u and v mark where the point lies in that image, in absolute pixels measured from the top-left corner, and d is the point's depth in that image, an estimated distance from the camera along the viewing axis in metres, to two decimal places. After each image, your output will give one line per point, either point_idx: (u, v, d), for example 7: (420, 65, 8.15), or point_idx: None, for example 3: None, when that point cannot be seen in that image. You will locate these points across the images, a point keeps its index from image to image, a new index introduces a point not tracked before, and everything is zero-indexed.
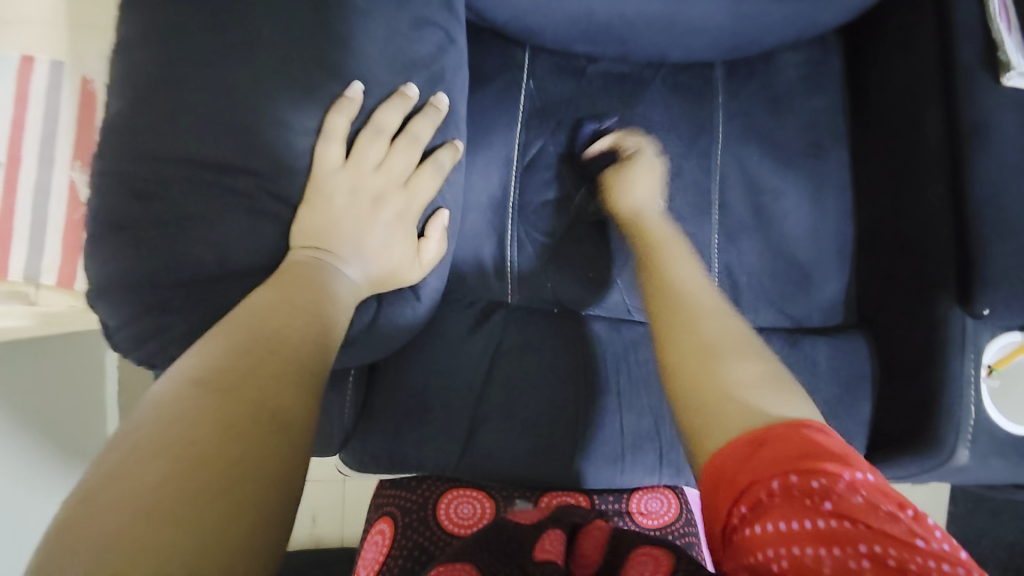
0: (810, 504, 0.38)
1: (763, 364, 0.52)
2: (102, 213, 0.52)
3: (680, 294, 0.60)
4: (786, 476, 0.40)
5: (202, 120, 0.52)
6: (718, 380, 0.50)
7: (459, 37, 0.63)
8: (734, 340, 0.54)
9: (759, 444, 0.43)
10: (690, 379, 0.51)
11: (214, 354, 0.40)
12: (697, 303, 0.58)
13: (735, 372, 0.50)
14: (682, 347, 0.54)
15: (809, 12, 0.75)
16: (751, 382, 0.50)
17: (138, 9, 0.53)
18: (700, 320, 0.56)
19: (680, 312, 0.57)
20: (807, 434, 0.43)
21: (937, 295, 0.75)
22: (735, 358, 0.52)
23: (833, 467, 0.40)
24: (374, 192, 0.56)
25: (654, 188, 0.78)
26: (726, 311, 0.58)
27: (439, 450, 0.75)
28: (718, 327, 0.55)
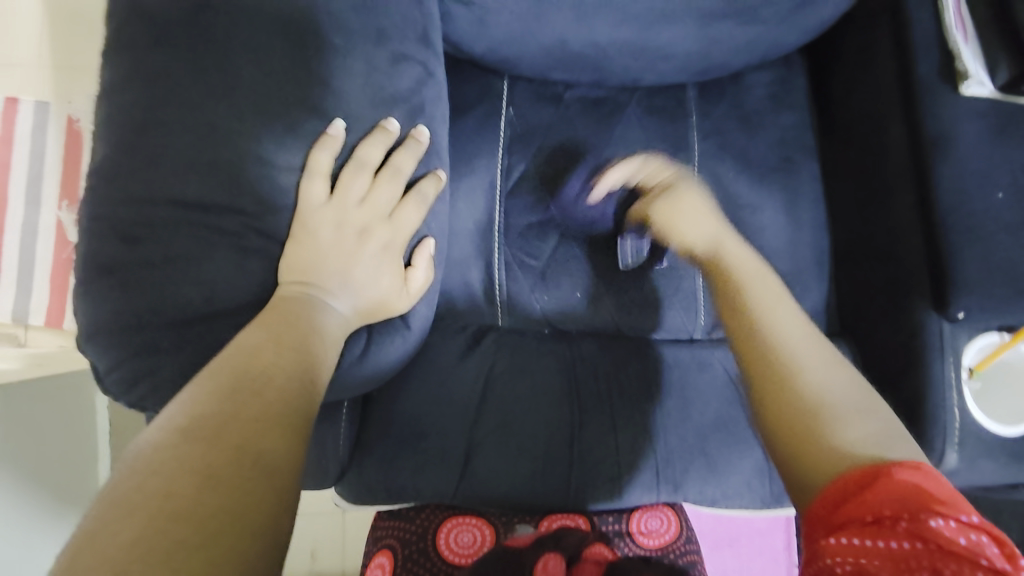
0: (895, 524, 0.41)
1: (872, 405, 0.51)
2: (89, 257, 0.53)
3: (774, 334, 0.56)
4: (884, 512, 0.42)
5: (187, 163, 0.52)
6: (831, 438, 0.48)
7: (437, 70, 0.65)
8: (840, 388, 0.52)
9: (863, 485, 0.44)
10: (808, 439, 0.49)
11: (196, 400, 0.41)
12: (797, 345, 0.55)
13: (853, 428, 0.49)
14: (793, 402, 0.51)
15: (773, 34, 0.79)
16: (873, 436, 0.48)
17: (121, 56, 0.54)
18: (803, 368, 0.53)
19: (779, 356, 0.54)
20: (917, 473, 0.44)
21: (914, 300, 0.77)
22: (846, 409, 0.50)
23: (939, 502, 0.42)
24: (359, 225, 0.57)
25: (703, 213, 0.69)
26: (822, 349, 0.55)
27: (435, 479, 0.74)
28: (819, 373, 0.53)
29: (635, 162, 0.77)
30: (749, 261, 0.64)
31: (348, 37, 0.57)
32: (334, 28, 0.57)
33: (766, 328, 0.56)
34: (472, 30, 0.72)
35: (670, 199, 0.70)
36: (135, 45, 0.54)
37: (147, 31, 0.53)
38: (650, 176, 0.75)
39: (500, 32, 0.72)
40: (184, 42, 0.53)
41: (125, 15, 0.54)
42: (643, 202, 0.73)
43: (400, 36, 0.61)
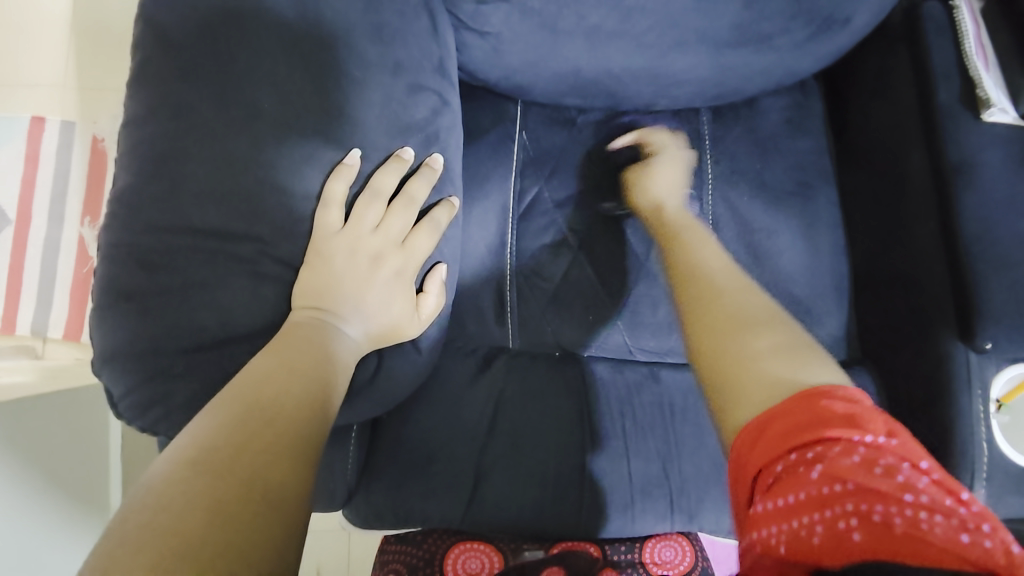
0: (810, 469, 0.40)
1: (787, 335, 0.53)
2: (108, 284, 0.54)
3: (704, 273, 0.62)
4: (791, 455, 0.42)
5: (207, 192, 0.54)
6: (732, 346, 0.52)
7: (452, 99, 0.66)
8: (760, 315, 0.55)
9: (765, 427, 0.44)
10: (714, 354, 0.52)
11: (207, 431, 0.41)
12: (722, 283, 0.60)
13: (758, 341, 0.52)
14: (708, 324, 0.55)
15: (788, 61, 0.79)
16: (774, 351, 0.51)
17: (145, 88, 0.55)
18: (723, 295, 0.58)
19: (699, 286, 0.60)
20: (819, 399, 0.44)
21: (938, 330, 0.75)
22: (759, 327, 0.53)
23: (841, 431, 0.41)
24: (373, 252, 0.57)
25: (673, 177, 0.82)
26: (751, 292, 0.59)
27: (444, 504, 0.73)
28: (743, 301, 0.57)
29: (639, 132, 0.85)
30: (692, 232, 0.72)
31: (366, 68, 0.59)
32: (352, 60, 0.58)
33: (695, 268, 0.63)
34: (487, 59, 0.73)
35: (653, 164, 0.82)
36: (158, 77, 0.55)
37: (170, 63, 0.55)
38: (654, 138, 0.84)
39: (515, 60, 0.73)
40: (206, 74, 0.55)
41: (149, 47, 0.56)
42: (636, 162, 0.83)
43: (417, 67, 0.62)
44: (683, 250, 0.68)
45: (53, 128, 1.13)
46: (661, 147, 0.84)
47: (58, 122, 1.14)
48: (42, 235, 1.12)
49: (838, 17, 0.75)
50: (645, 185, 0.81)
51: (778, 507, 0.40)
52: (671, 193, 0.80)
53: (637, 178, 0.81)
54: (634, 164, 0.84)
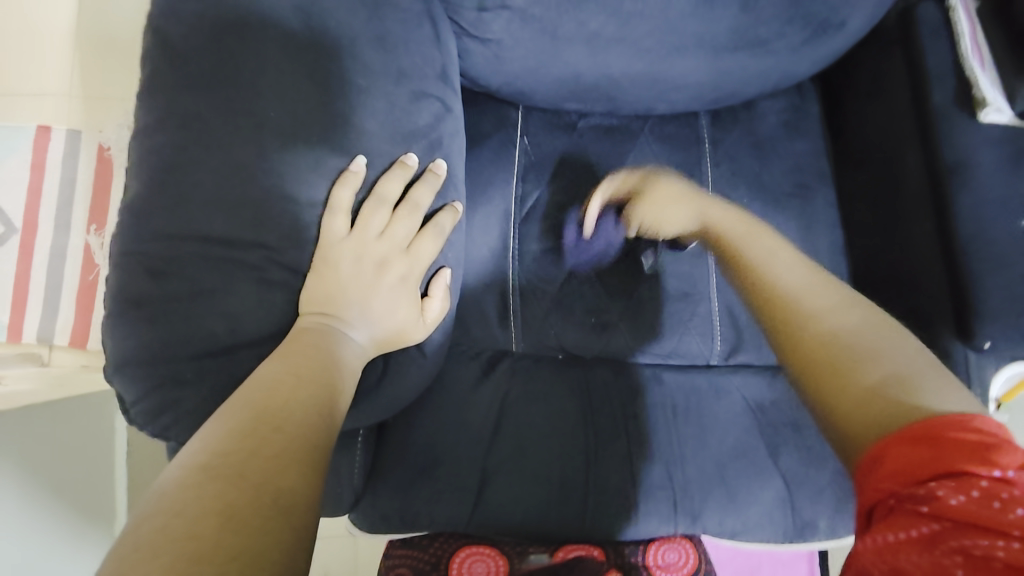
0: (916, 506, 0.39)
1: (911, 355, 0.48)
2: (119, 291, 0.54)
3: (787, 290, 0.56)
4: (899, 488, 0.41)
5: (215, 200, 0.54)
6: (854, 381, 0.47)
7: (455, 105, 0.67)
8: (871, 335, 0.50)
9: (878, 458, 0.43)
10: (832, 378, 0.48)
11: (218, 437, 0.42)
12: (812, 293, 0.55)
13: (876, 368, 0.47)
14: (811, 344, 0.51)
15: (785, 63, 0.79)
16: (899, 377, 0.46)
17: (154, 98, 0.56)
18: (819, 316, 0.53)
19: (791, 307, 0.54)
20: (946, 428, 0.41)
21: (938, 329, 0.76)
22: (874, 351, 0.49)
23: (966, 466, 0.39)
24: (378, 258, 0.58)
25: (681, 198, 0.74)
26: (849, 305, 0.54)
27: (449, 507, 0.74)
28: (841, 320, 0.52)
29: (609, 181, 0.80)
30: (748, 232, 0.67)
31: (369, 77, 0.60)
32: (357, 69, 0.59)
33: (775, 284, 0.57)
34: (488, 65, 0.74)
35: (646, 200, 0.77)
36: (166, 87, 0.56)
37: (177, 74, 0.56)
38: (631, 177, 0.79)
39: (516, 66, 0.74)
40: (214, 84, 0.56)
41: (157, 58, 0.57)
42: (628, 202, 0.79)
43: (420, 75, 0.63)
44: (750, 264, 0.61)
45: (59, 136, 1.15)
46: (636, 185, 0.79)
47: (63, 130, 1.15)
48: (49, 242, 1.13)
49: (835, 21, 0.76)
50: (654, 219, 0.77)
51: (881, 539, 0.40)
52: (683, 217, 0.74)
53: (642, 224, 0.78)
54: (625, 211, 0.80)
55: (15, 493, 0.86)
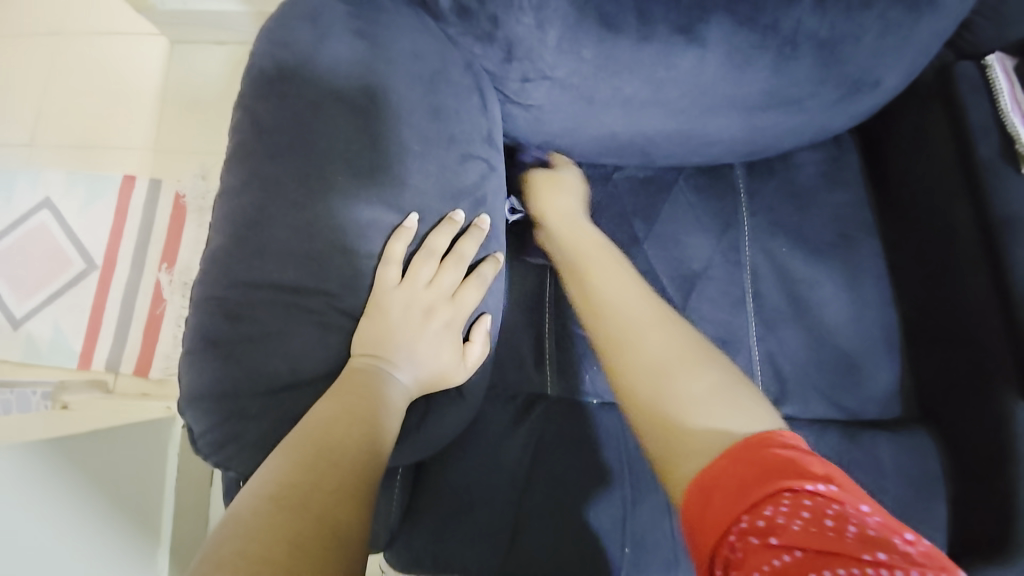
0: (767, 538, 0.44)
1: (715, 376, 0.58)
2: (197, 332, 0.61)
3: (626, 324, 0.65)
4: (739, 519, 0.47)
5: (285, 252, 0.61)
6: (661, 397, 0.57)
7: (498, 164, 0.73)
8: (686, 362, 0.60)
9: (711, 489, 0.50)
10: (645, 398, 0.58)
11: (282, 470, 0.46)
12: (637, 323, 0.65)
13: (687, 386, 0.57)
14: (633, 368, 0.61)
15: (818, 120, 0.82)
16: (704, 396, 0.56)
17: (240, 163, 0.65)
18: (643, 340, 0.63)
19: (627, 338, 0.63)
20: (759, 448, 0.50)
21: (999, 388, 0.73)
22: (684, 371, 0.59)
23: (783, 484, 0.47)
24: (426, 305, 0.63)
25: (572, 195, 0.83)
26: (673, 330, 0.64)
27: (483, 552, 0.74)
28: (662, 342, 0.62)
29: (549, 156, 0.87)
30: (596, 249, 0.76)
31: (424, 143, 0.66)
32: (412, 136, 0.66)
33: (616, 317, 0.66)
34: (530, 126, 0.80)
35: (549, 176, 0.84)
36: (250, 153, 0.65)
37: (260, 142, 0.64)
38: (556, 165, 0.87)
39: (557, 127, 0.79)
40: (289, 150, 0.64)
41: (243, 129, 0.66)
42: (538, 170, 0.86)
43: (468, 139, 0.69)
44: (600, 288, 0.70)
45: (142, 185, 1.30)
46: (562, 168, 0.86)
47: (147, 180, 1.30)
48: (125, 279, 1.26)
49: (868, 81, 0.78)
50: (541, 194, 0.83)
51: None
52: (558, 205, 0.82)
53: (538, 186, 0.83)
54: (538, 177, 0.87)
55: (77, 511, 0.92)
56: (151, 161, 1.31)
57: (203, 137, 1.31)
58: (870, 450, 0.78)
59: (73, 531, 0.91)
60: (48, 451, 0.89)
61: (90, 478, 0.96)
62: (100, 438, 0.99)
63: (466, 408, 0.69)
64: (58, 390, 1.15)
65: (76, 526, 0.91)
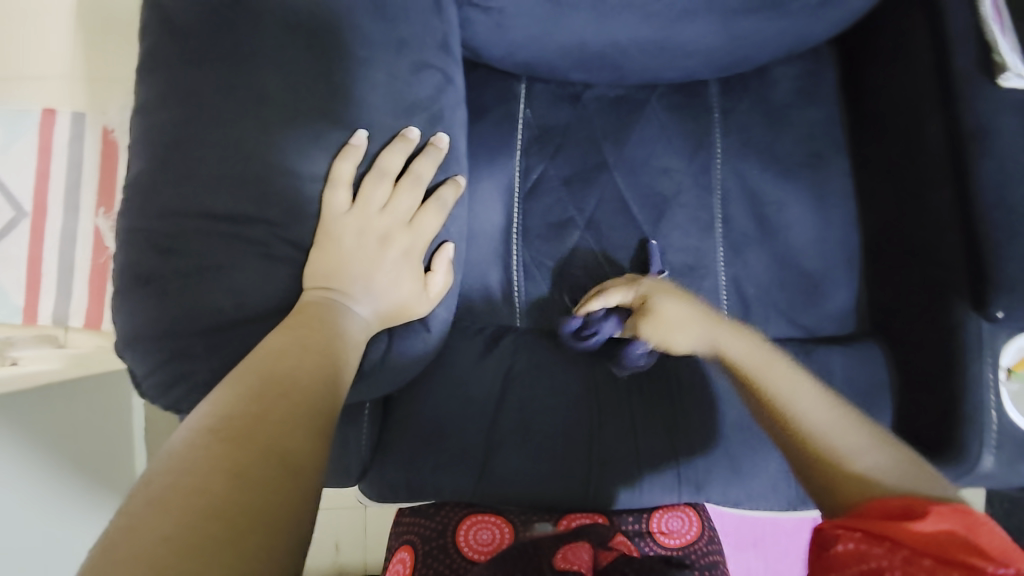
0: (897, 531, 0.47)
1: (909, 463, 0.55)
2: (126, 268, 0.56)
3: (835, 451, 0.56)
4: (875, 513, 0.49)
5: (216, 175, 0.55)
6: (855, 481, 0.54)
7: (456, 76, 0.66)
8: (900, 470, 0.54)
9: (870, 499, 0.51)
10: (843, 481, 0.54)
11: (225, 402, 0.43)
12: (806, 402, 0.61)
13: (873, 467, 0.54)
14: (821, 453, 0.57)
15: (800, 28, 0.77)
16: (890, 468, 0.54)
17: (153, 73, 0.57)
18: (817, 420, 0.59)
19: (845, 472, 0.55)
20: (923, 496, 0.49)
21: (950, 299, 0.75)
22: (867, 448, 0.56)
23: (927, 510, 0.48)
24: (381, 231, 0.58)
25: (698, 316, 0.73)
26: (868, 433, 0.58)
27: (456, 476, 0.75)
28: (835, 425, 0.59)
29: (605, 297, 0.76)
30: (759, 358, 0.68)
31: (368, 47, 0.58)
32: (357, 41, 0.58)
33: (815, 441, 0.58)
34: (491, 34, 0.72)
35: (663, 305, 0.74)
36: (166, 63, 0.56)
37: (178, 49, 0.56)
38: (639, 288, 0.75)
39: (519, 35, 0.72)
40: (214, 58, 0.55)
41: (156, 33, 0.57)
42: (636, 317, 0.75)
43: (421, 44, 0.62)
44: (786, 413, 0.61)
45: (64, 120, 1.11)
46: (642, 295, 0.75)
47: (68, 113, 1.11)
48: (58, 227, 1.10)
49: None
50: (671, 334, 0.73)
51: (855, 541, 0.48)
52: (694, 340, 0.72)
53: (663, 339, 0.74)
54: (636, 321, 0.75)
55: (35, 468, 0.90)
56: (72, 94, 1.13)
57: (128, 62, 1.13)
58: (825, 363, 0.81)
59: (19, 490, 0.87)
60: None
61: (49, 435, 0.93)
62: (39, 397, 0.92)
63: (433, 342, 0.67)
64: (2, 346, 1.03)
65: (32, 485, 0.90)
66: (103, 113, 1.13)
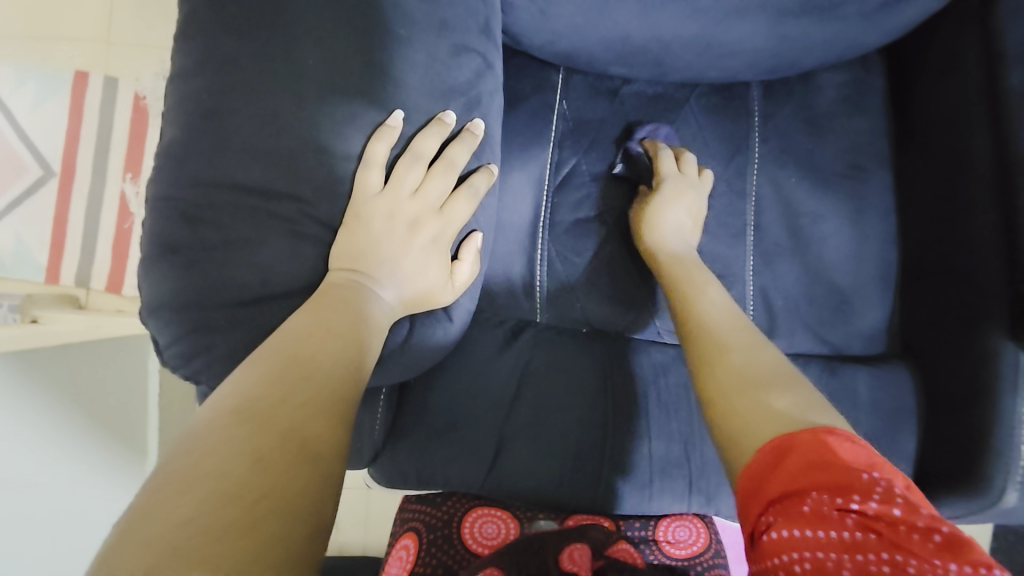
0: (831, 511, 0.40)
1: (805, 396, 0.51)
2: (154, 235, 0.55)
3: (726, 366, 0.56)
4: (803, 496, 0.42)
5: (250, 148, 0.54)
6: (749, 406, 0.51)
7: (495, 62, 0.64)
8: (799, 403, 0.50)
9: (786, 453, 0.45)
10: (729, 400, 0.53)
11: (248, 384, 0.42)
12: (725, 337, 0.60)
13: (779, 401, 0.51)
14: (715, 379, 0.55)
15: (853, 33, 0.74)
16: (797, 406, 0.50)
17: (192, 41, 0.56)
18: (729, 351, 0.58)
19: (712, 348, 0.59)
20: (818, 441, 0.45)
21: (988, 328, 0.72)
22: (775, 385, 0.53)
23: (845, 472, 0.42)
24: (411, 216, 0.57)
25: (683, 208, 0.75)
26: (774, 362, 0.56)
27: (467, 469, 0.75)
28: (754, 360, 0.56)
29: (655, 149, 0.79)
30: (694, 274, 0.70)
31: (410, 26, 0.57)
32: (398, 18, 0.57)
33: (713, 347, 0.59)
34: (533, 21, 0.70)
35: (667, 199, 0.75)
36: (206, 30, 0.55)
37: (215, 16, 0.55)
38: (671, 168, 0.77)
39: (561, 23, 0.70)
40: (254, 28, 0.54)
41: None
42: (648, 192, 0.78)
43: (462, 27, 0.60)
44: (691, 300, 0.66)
45: (96, 83, 1.11)
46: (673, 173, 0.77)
47: (99, 76, 1.11)
48: (86, 190, 1.11)
49: None
50: (656, 219, 0.75)
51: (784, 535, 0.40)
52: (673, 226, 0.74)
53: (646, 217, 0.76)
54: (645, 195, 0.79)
55: (47, 436, 0.89)
56: (103, 56, 1.12)
57: (162, 28, 1.12)
58: (849, 382, 0.79)
59: (41, 446, 0.88)
60: (24, 364, 0.86)
61: (67, 392, 0.93)
62: (57, 354, 0.92)
63: (454, 332, 0.66)
64: (26, 303, 1.01)
65: (44, 450, 0.88)
66: (135, 79, 1.12)
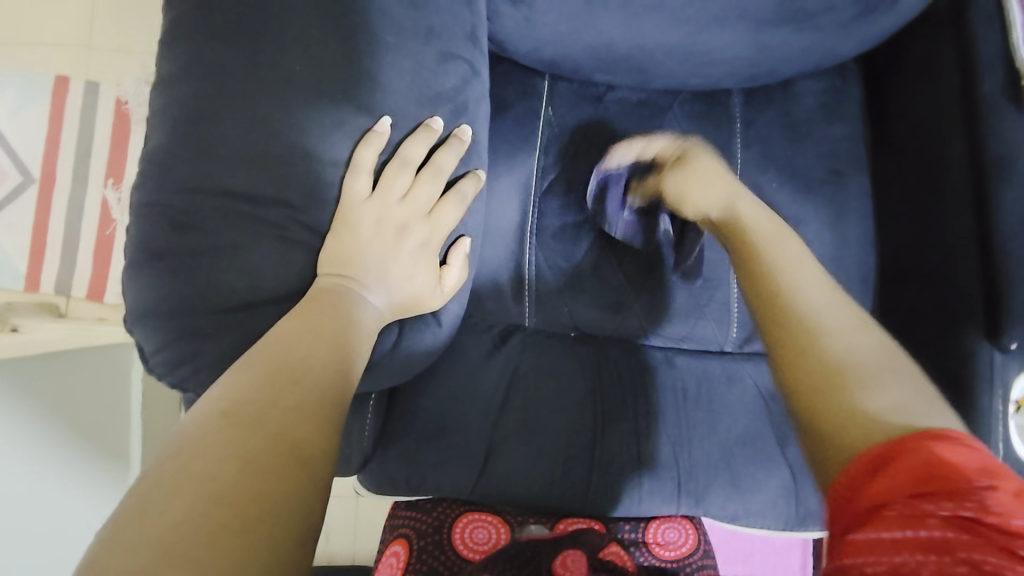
0: (926, 515, 0.40)
1: (912, 390, 0.49)
2: (139, 242, 0.55)
3: (822, 349, 0.52)
4: (901, 500, 0.41)
5: (236, 154, 0.54)
6: (850, 403, 0.48)
7: (482, 69, 0.65)
8: (907, 401, 0.47)
9: (890, 459, 0.43)
10: (826, 393, 0.49)
11: (237, 386, 0.42)
12: (817, 312, 0.55)
13: (881, 397, 0.48)
14: (806, 363, 0.51)
15: (829, 43, 0.76)
16: (902, 404, 0.47)
17: (177, 47, 0.56)
18: (823, 332, 0.53)
19: (801, 319, 0.54)
20: (930, 447, 0.42)
21: (966, 328, 0.75)
22: (875, 377, 0.49)
23: (954, 482, 0.40)
24: (399, 221, 0.57)
25: (716, 180, 0.71)
26: (872, 344, 0.52)
27: (457, 475, 0.75)
28: (850, 343, 0.52)
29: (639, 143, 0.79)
30: (771, 234, 0.64)
31: (397, 34, 0.58)
32: (385, 25, 0.57)
33: (803, 323, 0.54)
34: (519, 29, 0.71)
35: (690, 171, 0.73)
36: (192, 37, 0.55)
37: (201, 22, 0.55)
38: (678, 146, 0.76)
39: (547, 31, 0.71)
40: (239, 35, 0.55)
41: (183, 6, 0.56)
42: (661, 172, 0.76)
43: (449, 34, 0.61)
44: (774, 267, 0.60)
45: (77, 88, 1.10)
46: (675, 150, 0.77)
47: (80, 82, 1.10)
48: (66, 196, 1.09)
49: None
50: (683, 189, 0.73)
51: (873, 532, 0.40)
52: (708, 201, 0.71)
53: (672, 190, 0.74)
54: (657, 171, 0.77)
55: (29, 448, 0.87)
56: (83, 61, 1.11)
57: (144, 33, 1.11)
58: None
59: (20, 460, 0.85)
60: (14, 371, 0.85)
61: (48, 403, 0.91)
62: (48, 361, 0.92)
63: (442, 337, 0.66)
64: (4, 312, 0.99)
65: (24, 464, 0.86)
66: (117, 84, 1.11)
